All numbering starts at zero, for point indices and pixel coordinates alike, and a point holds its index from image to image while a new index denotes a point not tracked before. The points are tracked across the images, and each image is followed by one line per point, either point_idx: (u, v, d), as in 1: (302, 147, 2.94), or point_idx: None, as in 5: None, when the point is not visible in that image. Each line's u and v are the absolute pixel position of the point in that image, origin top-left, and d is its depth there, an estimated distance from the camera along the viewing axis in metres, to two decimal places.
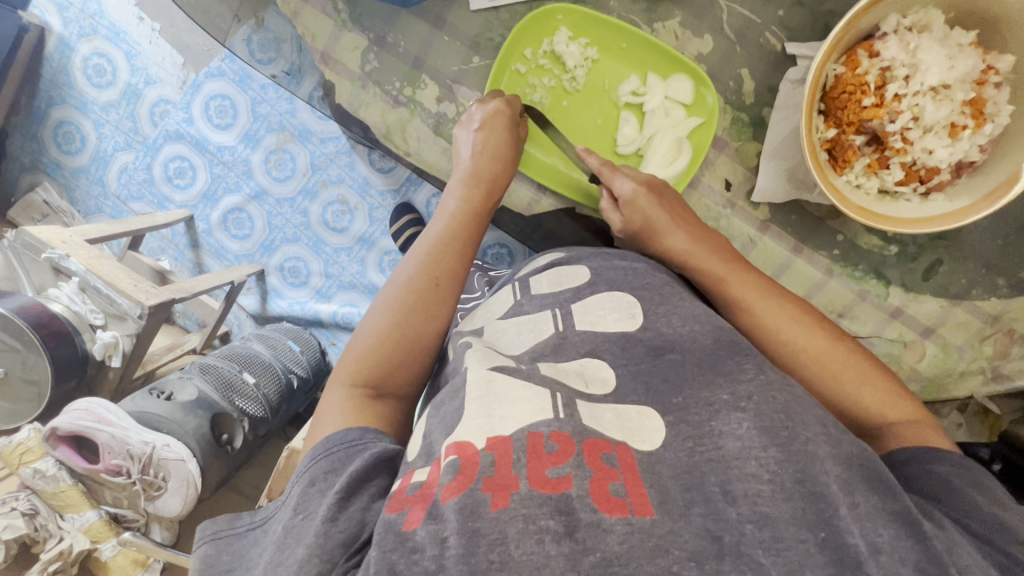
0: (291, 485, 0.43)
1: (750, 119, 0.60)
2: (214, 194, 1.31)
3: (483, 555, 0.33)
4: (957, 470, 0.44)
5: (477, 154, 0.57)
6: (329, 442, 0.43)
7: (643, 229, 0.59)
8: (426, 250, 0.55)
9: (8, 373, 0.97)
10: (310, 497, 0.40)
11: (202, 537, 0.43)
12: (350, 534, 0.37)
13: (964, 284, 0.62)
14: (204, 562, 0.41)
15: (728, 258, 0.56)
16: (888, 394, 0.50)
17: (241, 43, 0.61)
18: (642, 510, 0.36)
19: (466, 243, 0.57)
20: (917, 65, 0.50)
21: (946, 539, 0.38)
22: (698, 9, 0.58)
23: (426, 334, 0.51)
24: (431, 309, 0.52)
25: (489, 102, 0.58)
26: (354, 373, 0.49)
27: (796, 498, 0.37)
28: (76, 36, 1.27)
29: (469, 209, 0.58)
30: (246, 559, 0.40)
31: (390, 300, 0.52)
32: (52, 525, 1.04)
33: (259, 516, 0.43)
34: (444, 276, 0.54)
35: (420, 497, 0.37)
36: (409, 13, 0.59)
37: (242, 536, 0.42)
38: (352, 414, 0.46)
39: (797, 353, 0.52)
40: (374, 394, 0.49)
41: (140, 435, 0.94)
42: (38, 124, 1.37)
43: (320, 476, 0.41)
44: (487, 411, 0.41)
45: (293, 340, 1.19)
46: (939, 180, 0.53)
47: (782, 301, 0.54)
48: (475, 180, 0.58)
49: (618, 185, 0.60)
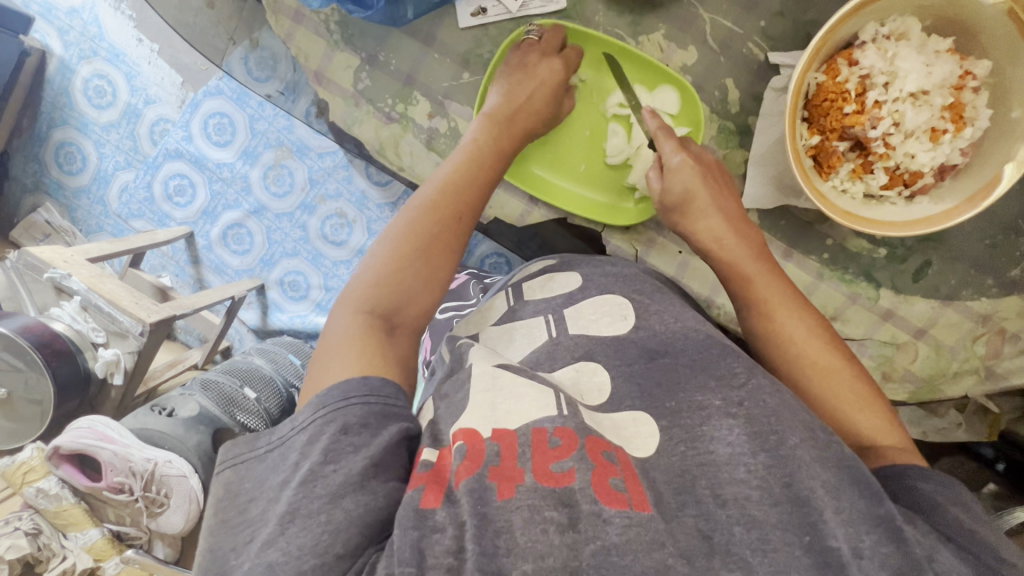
0: (316, 413, 0.39)
1: (737, 127, 0.62)
2: (214, 211, 1.32)
3: (491, 539, 0.33)
4: (940, 488, 0.43)
5: (511, 96, 0.57)
6: (364, 385, 0.40)
7: (678, 204, 0.57)
8: (450, 180, 0.53)
9: (11, 393, 0.98)
10: (341, 447, 0.37)
11: (224, 458, 0.41)
12: (384, 515, 0.36)
13: (952, 284, 0.63)
14: (226, 487, 0.39)
15: (759, 256, 0.55)
16: (884, 421, 0.49)
17: (237, 63, 0.62)
18: (642, 506, 0.36)
19: (488, 182, 0.55)
20: (894, 72, 0.51)
21: (928, 545, 0.37)
22: (681, 22, 0.60)
23: (443, 274, 0.49)
24: (448, 237, 0.50)
25: (552, 53, 0.58)
26: (370, 300, 0.46)
27: (782, 503, 0.38)
28: (77, 59, 1.30)
29: (495, 148, 0.56)
30: (266, 489, 0.38)
31: (411, 223, 0.50)
32: (55, 544, 1.04)
33: (279, 437, 0.40)
34: (466, 208, 0.52)
35: (433, 477, 0.38)
36: (399, 31, 0.60)
37: (262, 460, 0.40)
38: (369, 345, 0.43)
39: (803, 365, 0.51)
40: (390, 327, 0.46)
41: (143, 451, 0.95)
42: (40, 145, 1.38)
43: (353, 426, 0.38)
44: (492, 404, 0.42)
45: (293, 353, 1.20)
46: (922, 183, 0.54)
47: (804, 309, 0.53)
48: (503, 121, 0.57)
49: (668, 152, 0.58)
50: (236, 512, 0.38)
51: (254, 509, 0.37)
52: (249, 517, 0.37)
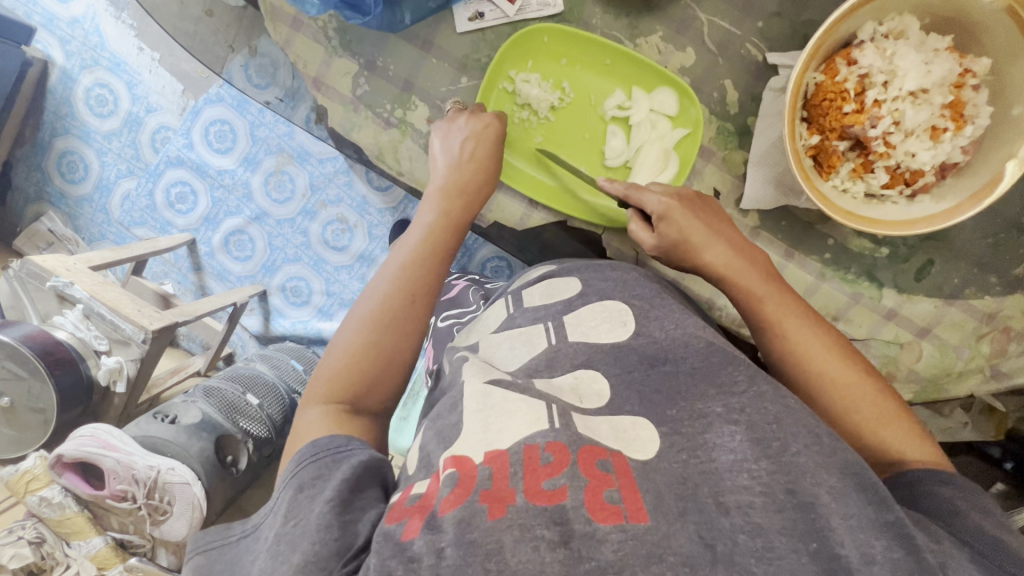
0: (277, 490, 0.42)
1: (736, 128, 0.61)
2: (215, 218, 1.32)
3: (480, 562, 0.33)
4: (960, 492, 0.43)
5: (456, 165, 0.57)
6: (315, 447, 0.43)
7: (677, 244, 0.57)
8: (404, 260, 0.54)
9: (14, 402, 0.99)
10: (299, 504, 0.40)
11: (197, 547, 0.43)
12: (344, 542, 0.37)
13: (956, 283, 0.62)
14: (198, 571, 0.41)
15: (767, 277, 0.55)
16: (909, 433, 0.49)
17: (238, 70, 0.62)
18: (637, 517, 0.36)
19: (442, 253, 0.56)
20: (894, 71, 0.51)
21: (940, 552, 0.38)
22: (678, 24, 0.60)
23: (404, 350, 0.50)
24: (406, 326, 0.51)
25: (482, 117, 0.58)
26: (332, 390, 0.48)
27: (786, 509, 0.37)
28: (79, 68, 1.30)
29: (447, 221, 0.57)
30: (237, 566, 0.40)
31: (365, 315, 0.51)
32: (59, 552, 1.05)
33: (250, 525, 0.43)
34: (420, 292, 0.53)
35: (418, 508, 0.38)
36: (397, 37, 0.60)
37: (235, 545, 0.42)
38: (329, 430, 0.46)
39: (822, 382, 0.51)
40: (353, 410, 0.48)
41: (146, 459, 0.95)
42: (42, 154, 1.39)
43: (307, 483, 0.41)
44: (485, 427, 0.42)
45: (296, 359, 1.20)
46: (923, 182, 0.54)
47: (816, 327, 0.53)
48: (453, 192, 0.57)
49: (647, 200, 0.57)
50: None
51: None
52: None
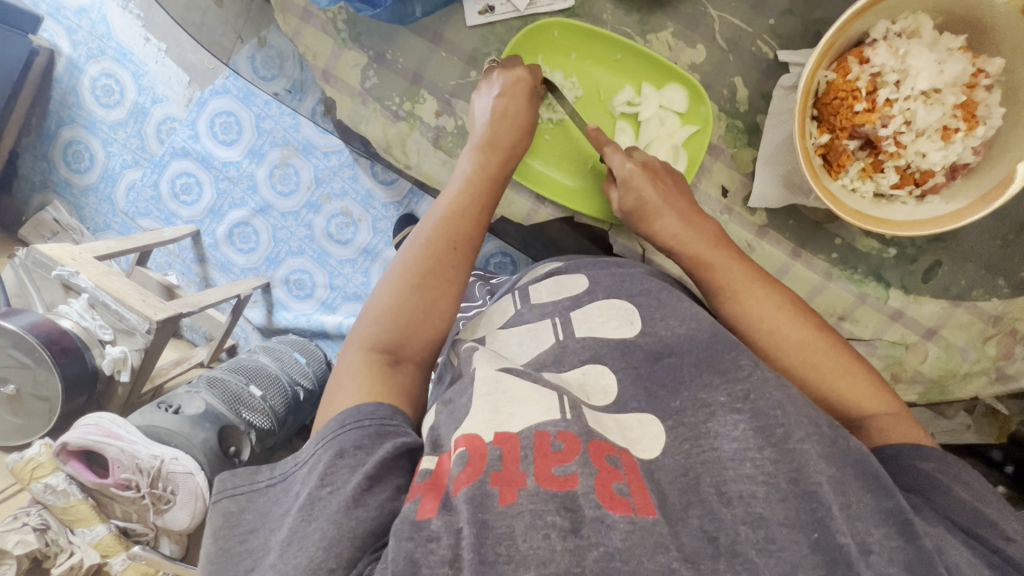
0: (317, 448, 0.42)
1: (745, 126, 0.61)
2: (220, 209, 1.32)
3: (491, 546, 0.33)
4: (941, 467, 0.44)
5: (494, 121, 0.57)
6: (358, 413, 0.43)
7: (634, 210, 0.58)
8: (444, 210, 0.55)
9: (20, 389, 1.00)
10: (338, 470, 0.40)
11: (220, 491, 0.43)
12: (379, 525, 0.38)
13: (964, 285, 0.62)
14: (226, 519, 0.41)
15: (720, 246, 0.56)
16: (871, 386, 0.49)
17: (244, 61, 0.62)
18: (645, 510, 0.36)
19: (482, 208, 0.56)
20: (906, 70, 0.51)
21: (935, 536, 0.38)
22: (690, 20, 0.59)
23: (444, 300, 0.52)
24: (449, 274, 0.52)
25: (515, 70, 0.57)
26: (372, 338, 0.49)
27: (789, 499, 0.38)
28: (85, 57, 1.30)
29: (485, 175, 0.57)
30: (268, 519, 0.41)
31: (408, 264, 0.52)
32: (63, 539, 1.03)
33: (280, 471, 0.43)
34: (461, 241, 0.54)
35: (431, 486, 0.38)
36: (407, 29, 0.60)
37: (264, 492, 0.43)
38: (372, 381, 0.46)
39: (782, 345, 0.51)
40: (396, 358, 0.49)
41: (149, 449, 0.95)
42: (49, 143, 1.39)
43: (348, 450, 0.41)
44: (494, 408, 0.41)
45: (299, 352, 1.20)
46: (934, 182, 0.54)
47: (768, 289, 0.53)
48: (492, 148, 0.57)
49: (616, 164, 0.58)
50: (238, 540, 0.40)
51: (260, 536, 0.40)
52: (251, 546, 0.39)
